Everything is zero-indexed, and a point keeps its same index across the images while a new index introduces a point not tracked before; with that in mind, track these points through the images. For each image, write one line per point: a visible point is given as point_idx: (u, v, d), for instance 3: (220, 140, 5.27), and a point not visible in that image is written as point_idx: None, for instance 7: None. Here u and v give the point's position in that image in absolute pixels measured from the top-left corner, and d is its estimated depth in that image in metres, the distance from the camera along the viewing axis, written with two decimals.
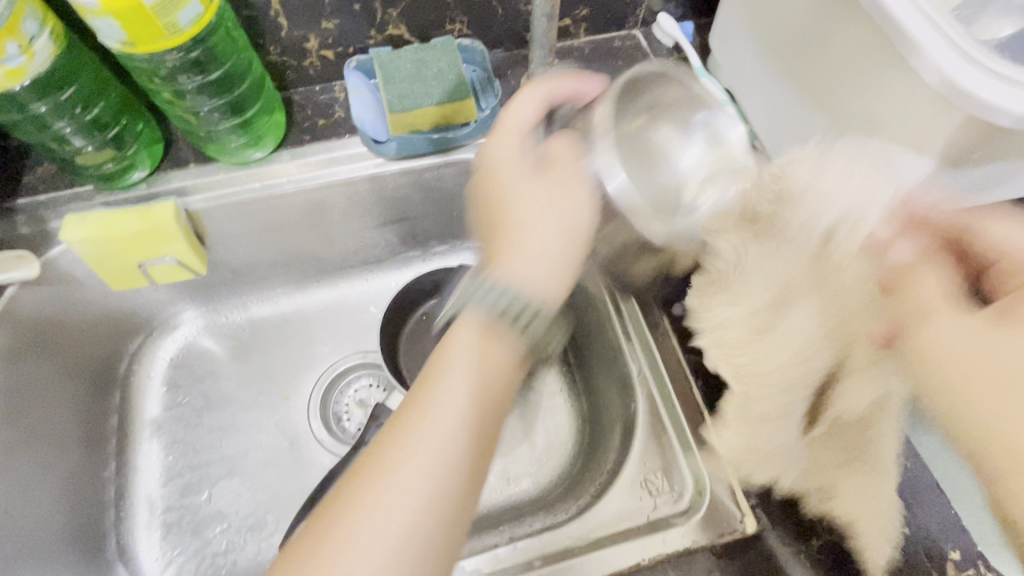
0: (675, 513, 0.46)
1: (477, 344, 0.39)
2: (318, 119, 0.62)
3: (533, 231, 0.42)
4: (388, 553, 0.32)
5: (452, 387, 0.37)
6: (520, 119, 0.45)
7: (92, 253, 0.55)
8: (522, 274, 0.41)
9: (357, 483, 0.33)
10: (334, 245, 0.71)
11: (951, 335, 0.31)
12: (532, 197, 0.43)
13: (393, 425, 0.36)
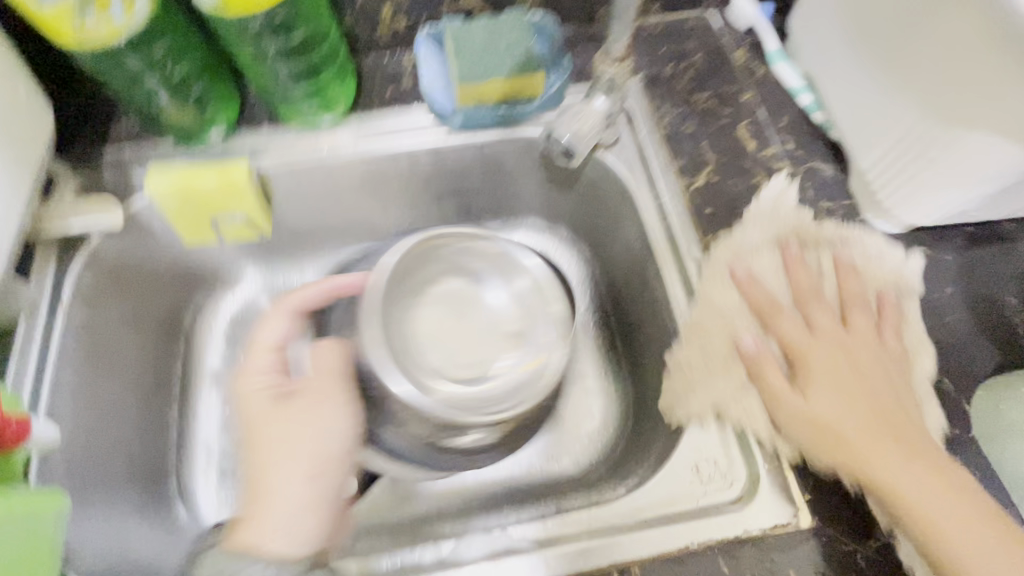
0: (726, 500, 0.45)
1: (270, 451, 0.48)
2: (386, 88, 0.63)
3: (282, 441, 0.49)
4: (293, 519, 0.46)
5: (286, 488, 0.47)
6: (264, 347, 0.54)
7: (171, 205, 0.57)
8: (256, 408, 0.51)
9: (271, 478, 0.47)
10: (391, 214, 0.72)
11: (735, 320, 0.51)
12: (259, 371, 0.53)
13: (274, 437, 0.49)
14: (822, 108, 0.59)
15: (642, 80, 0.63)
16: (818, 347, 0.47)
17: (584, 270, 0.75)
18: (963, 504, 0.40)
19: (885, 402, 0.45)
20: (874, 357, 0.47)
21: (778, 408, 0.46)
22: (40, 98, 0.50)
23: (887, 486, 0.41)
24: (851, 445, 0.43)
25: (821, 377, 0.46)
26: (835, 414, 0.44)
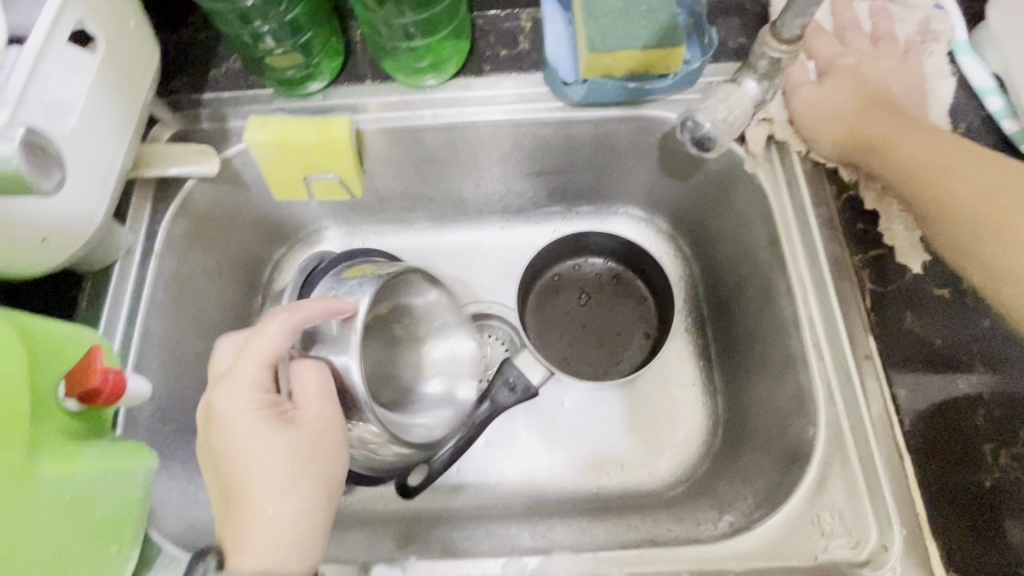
0: (851, 563, 0.40)
1: (239, 473, 0.39)
2: (499, 49, 0.57)
3: (259, 446, 0.39)
4: (283, 551, 0.37)
5: (269, 496, 0.38)
6: (245, 355, 0.41)
7: (265, 157, 0.54)
8: (226, 428, 0.40)
9: (252, 492, 0.38)
10: (483, 187, 0.67)
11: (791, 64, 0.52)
12: (227, 383, 0.40)
13: (252, 448, 0.39)
14: (1014, 116, 0.50)
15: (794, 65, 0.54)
16: (846, 70, 0.50)
17: (679, 269, 0.70)
18: (1015, 175, 0.41)
19: (888, 92, 0.50)
20: (896, 79, 0.51)
21: (801, 100, 0.51)
22: (148, 33, 0.47)
23: (935, 195, 0.43)
24: (866, 126, 0.48)
25: (843, 72, 0.50)
26: (851, 118, 0.49)
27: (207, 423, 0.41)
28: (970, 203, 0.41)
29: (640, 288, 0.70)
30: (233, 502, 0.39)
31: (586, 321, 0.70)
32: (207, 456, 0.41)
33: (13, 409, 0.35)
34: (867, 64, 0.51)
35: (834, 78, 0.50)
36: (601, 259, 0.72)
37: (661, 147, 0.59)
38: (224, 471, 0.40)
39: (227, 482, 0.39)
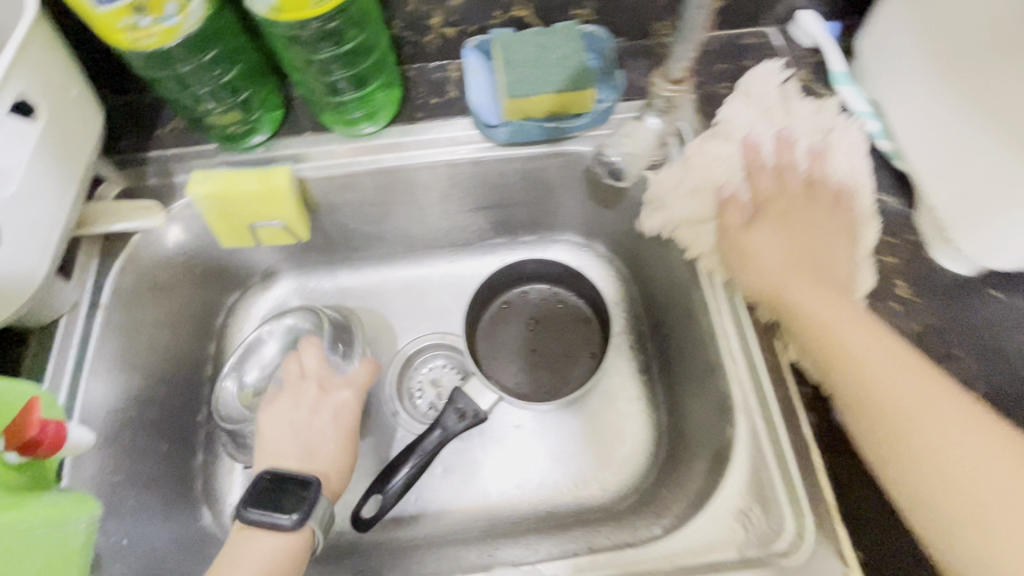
0: (769, 553, 0.43)
1: (326, 432, 0.55)
2: (430, 97, 0.62)
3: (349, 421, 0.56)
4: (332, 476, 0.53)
5: (333, 447, 0.54)
6: (359, 375, 0.59)
7: (210, 210, 0.57)
8: (339, 409, 0.56)
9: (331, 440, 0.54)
10: (427, 224, 0.71)
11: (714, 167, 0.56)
12: (351, 387, 0.58)
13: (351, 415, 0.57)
14: (888, 136, 0.55)
15: (697, 99, 0.60)
16: (779, 219, 0.52)
17: (620, 291, 0.74)
18: (941, 402, 0.37)
19: (821, 255, 0.50)
20: (831, 235, 0.51)
21: (733, 241, 0.53)
22: (89, 100, 0.50)
23: (854, 392, 0.41)
24: (786, 288, 0.48)
25: (775, 219, 0.52)
26: (777, 271, 0.49)
27: (322, 401, 0.56)
28: (892, 421, 0.38)
29: (584, 310, 0.74)
30: (316, 457, 0.53)
31: (535, 346, 0.73)
32: (305, 412, 0.56)
33: None
34: (804, 217, 0.52)
35: (771, 221, 0.52)
36: (546, 284, 0.75)
37: (587, 179, 0.64)
38: (316, 433, 0.54)
39: (316, 445, 0.54)
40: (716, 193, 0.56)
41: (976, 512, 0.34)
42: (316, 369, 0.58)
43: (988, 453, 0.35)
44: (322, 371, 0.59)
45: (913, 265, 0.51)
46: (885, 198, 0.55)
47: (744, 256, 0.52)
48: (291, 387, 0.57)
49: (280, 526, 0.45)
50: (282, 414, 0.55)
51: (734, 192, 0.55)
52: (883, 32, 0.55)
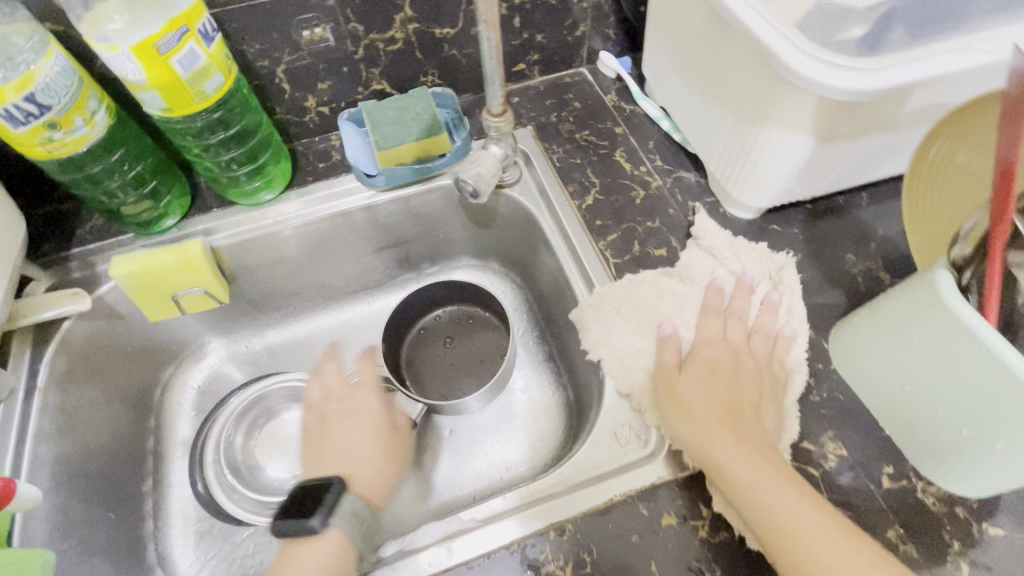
0: (641, 456, 0.52)
1: (339, 433, 0.60)
2: (318, 163, 0.74)
3: (360, 413, 0.62)
4: (362, 459, 0.57)
5: (350, 439, 0.59)
6: (365, 380, 0.65)
7: (134, 287, 0.65)
8: (360, 411, 0.62)
9: (344, 436, 0.60)
10: (338, 273, 0.81)
11: (651, 298, 0.60)
12: (369, 389, 0.65)
13: (364, 406, 0.63)
14: (678, 130, 0.72)
15: (533, 129, 0.76)
16: (704, 365, 0.52)
17: (517, 297, 0.85)
18: (852, 545, 0.40)
19: (740, 400, 0.49)
20: (754, 386, 0.51)
21: (667, 389, 0.52)
22: (11, 212, 0.58)
23: (783, 537, 0.41)
24: (710, 442, 0.47)
25: (704, 365, 0.52)
26: (708, 420, 0.48)
27: (346, 407, 0.63)
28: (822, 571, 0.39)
29: (490, 319, 0.84)
30: (346, 455, 0.58)
31: (454, 359, 0.83)
32: (322, 420, 0.63)
33: None
34: (741, 374, 0.51)
35: (699, 369, 0.52)
36: (454, 305, 0.86)
37: (463, 206, 0.77)
38: (342, 439, 0.59)
39: (345, 444, 0.59)
40: (658, 330, 0.57)
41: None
42: (336, 385, 0.66)
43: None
44: (342, 384, 0.66)
45: (715, 218, 0.66)
46: (686, 174, 0.70)
47: (671, 402, 0.51)
48: (317, 405, 0.64)
49: (309, 530, 0.45)
50: (312, 433, 0.62)
51: (673, 331, 0.57)
52: (651, 58, 0.72)
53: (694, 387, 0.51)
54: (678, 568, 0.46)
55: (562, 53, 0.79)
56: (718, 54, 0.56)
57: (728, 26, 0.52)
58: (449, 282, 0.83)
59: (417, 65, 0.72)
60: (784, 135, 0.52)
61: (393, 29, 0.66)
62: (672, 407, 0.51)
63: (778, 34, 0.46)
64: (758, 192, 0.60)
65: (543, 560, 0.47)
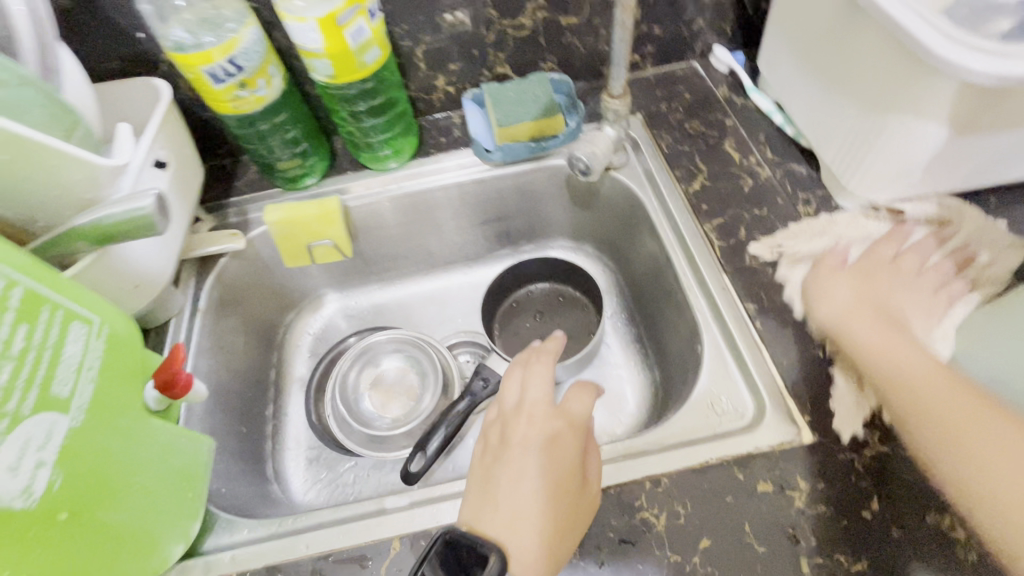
0: (738, 427, 0.53)
1: (522, 491, 0.45)
2: (440, 138, 0.81)
3: (540, 462, 0.46)
4: (530, 543, 0.43)
5: (537, 509, 0.44)
6: (578, 411, 0.51)
7: (280, 234, 0.74)
8: (546, 450, 0.47)
9: (529, 500, 0.45)
10: (444, 241, 0.88)
11: (828, 237, 0.61)
12: (564, 422, 0.50)
13: (528, 456, 0.47)
14: (791, 124, 0.72)
15: (643, 117, 0.79)
16: (869, 271, 0.53)
17: (609, 279, 0.88)
18: (945, 389, 0.42)
19: (897, 306, 0.50)
20: (919, 302, 0.51)
21: (811, 288, 0.55)
22: (196, 160, 0.69)
23: (899, 395, 0.44)
24: (853, 329, 0.50)
25: (858, 277, 0.53)
26: (854, 313, 0.50)
27: (524, 434, 0.49)
28: (923, 411, 0.41)
29: (581, 299, 0.88)
30: (528, 518, 0.44)
31: (543, 333, 0.87)
32: (498, 451, 0.49)
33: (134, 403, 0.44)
34: (902, 287, 0.52)
35: (857, 273, 0.53)
36: (547, 282, 0.90)
37: (568, 187, 0.81)
38: (513, 484, 0.46)
39: (523, 500, 0.45)
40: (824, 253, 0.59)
41: (976, 468, 0.37)
42: (542, 401, 0.51)
43: (1001, 440, 0.37)
44: (544, 402, 0.51)
45: (826, 210, 0.66)
46: (797, 167, 0.70)
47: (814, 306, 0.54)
48: (512, 417, 0.51)
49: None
50: (504, 467, 0.47)
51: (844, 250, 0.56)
52: (769, 54, 0.73)
53: (823, 291, 0.54)
54: (775, 533, 0.47)
55: (676, 47, 0.81)
56: (849, 44, 0.57)
57: (865, 16, 0.53)
58: (547, 259, 0.87)
59: (539, 51, 0.77)
60: (915, 122, 0.52)
61: (523, 16, 0.72)
62: (818, 300, 0.54)
63: (922, 19, 0.47)
64: (878, 185, 0.60)
65: (638, 506, 0.49)
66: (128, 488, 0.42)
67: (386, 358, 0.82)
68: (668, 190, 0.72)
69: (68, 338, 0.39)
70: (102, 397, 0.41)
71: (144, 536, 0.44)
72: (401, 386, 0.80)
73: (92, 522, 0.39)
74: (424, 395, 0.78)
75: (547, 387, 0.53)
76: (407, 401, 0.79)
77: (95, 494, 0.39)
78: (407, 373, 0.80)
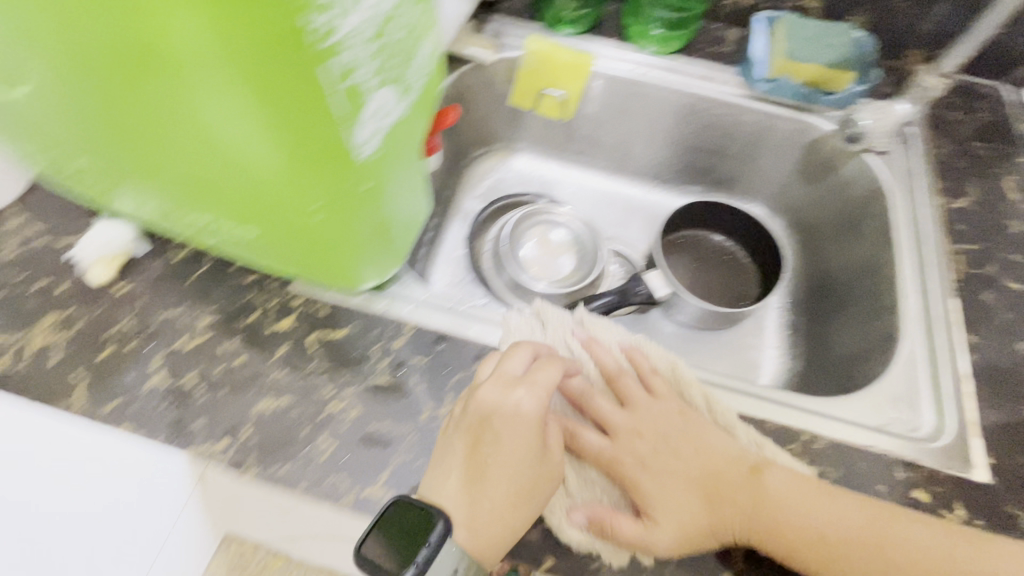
0: (911, 435, 0.52)
1: (489, 462, 0.46)
2: (708, 47, 0.78)
3: (502, 438, 0.46)
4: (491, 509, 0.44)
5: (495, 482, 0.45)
6: (544, 378, 0.48)
7: (529, 65, 0.76)
8: (510, 422, 0.46)
9: (478, 468, 0.46)
10: (651, 150, 0.86)
11: None
12: (526, 387, 0.47)
13: (488, 426, 0.46)
14: None
15: (925, 117, 0.72)
16: (632, 422, 0.51)
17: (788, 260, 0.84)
18: (826, 502, 0.46)
19: (710, 469, 0.48)
20: (676, 416, 0.51)
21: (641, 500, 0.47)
22: None
23: (772, 535, 0.45)
24: (680, 505, 0.47)
25: (647, 466, 0.49)
26: (688, 510, 0.46)
27: (487, 404, 0.47)
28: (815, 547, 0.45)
29: (749, 267, 0.85)
30: (484, 491, 0.45)
31: (699, 279, 0.85)
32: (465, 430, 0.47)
33: (421, 128, 0.47)
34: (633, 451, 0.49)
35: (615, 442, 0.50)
36: (722, 236, 0.88)
37: (807, 150, 0.76)
38: (479, 456, 0.46)
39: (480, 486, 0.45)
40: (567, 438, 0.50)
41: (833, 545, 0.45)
42: (507, 369, 0.48)
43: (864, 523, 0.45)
44: (505, 370, 0.48)
45: None
46: None
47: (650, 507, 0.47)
48: (473, 392, 0.48)
49: None
50: (461, 442, 0.46)
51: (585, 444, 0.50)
52: None
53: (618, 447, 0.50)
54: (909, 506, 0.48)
55: (997, 61, 0.73)
56: None
57: None
58: (739, 214, 0.84)
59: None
60: None
61: None
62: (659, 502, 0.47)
63: None
64: None
65: (788, 449, 0.51)
66: (394, 197, 0.48)
67: (550, 225, 0.83)
68: (922, 196, 0.67)
69: (425, 37, 0.41)
70: (418, 104, 0.44)
71: (360, 245, 0.48)
72: (551, 257, 0.81)
73: (354, 203, 0.42)
74: (567, 277, 0.80)
75: (524, 357, 0.50)
76: (552, 274, 0.80)
77: (383, 184, 0.44)
78: (563, 251, 0.82)
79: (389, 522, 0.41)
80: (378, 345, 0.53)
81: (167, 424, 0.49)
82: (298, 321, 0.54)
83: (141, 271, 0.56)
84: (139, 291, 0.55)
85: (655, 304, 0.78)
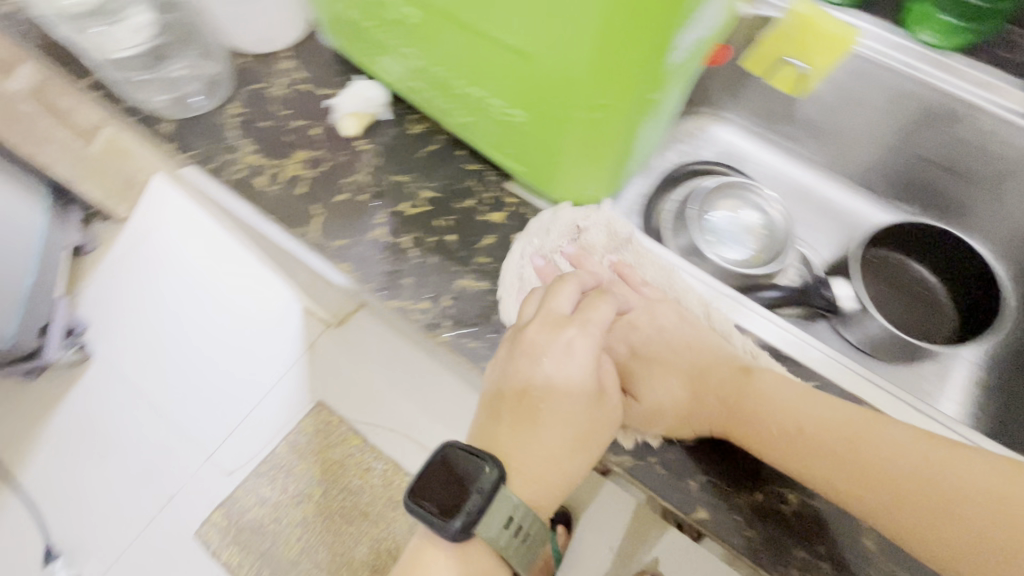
0: None
1: (541, 411, 0.46)
2: (997, 53, 0.68)
3: (557, 386, 0.47)
4: (546, 458, 0.46)
5: (550, 432, 0.46)
6: (596, 317, 0.49)
7: (782, 28, 0.69)
8: (560, 363, 0.47)
9: (530, 420, 0.47)
10: (874, 152, 0.78)
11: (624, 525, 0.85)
12: (578, 327, 0.48)
13: (539, 372, 0.47)
14: None
15: None
16: (636, 324, 0.54)
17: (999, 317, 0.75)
18: (842, 416, 0.45)
19: (707, 371, 0.50)
20: (672, 319, 0.54)
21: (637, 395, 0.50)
22: None
23: (789, 450, 0.44)
24: (686, 407, 0.48)
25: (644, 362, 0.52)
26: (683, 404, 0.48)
27: (534, 343, 0.47)
28: (849, 475, 0.42)
29: (948, 308, 0.76)
30: (537, 440, 0.46)
31: (887, 304, 0.77)
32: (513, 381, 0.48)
33: (691, 77, 0.47)
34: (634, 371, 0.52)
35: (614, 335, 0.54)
36: (926, 268, 0.78)
37: None
38: (533, 408, 0.47)
39: (534, 439, 0.46)
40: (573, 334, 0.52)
41: (866, 468, 0.42)
42: (556, 307, 0.49)
43: (885, 437, 0.43)
44: (554, 310, 0.49)
45: None
46: None
47: (634, 400, 0.49)
48: (516, 334, 0.49)
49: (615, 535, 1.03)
50: (513, 383, 0.48)
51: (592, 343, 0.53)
52: None
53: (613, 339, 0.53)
54: None
55: None
56: None
57: None
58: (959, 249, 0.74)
59: None
60: None
61: None
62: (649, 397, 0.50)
63: None
64: None
65: None
66: (643, 133, 0.48)
67: (742, 205, 0.78)
68: None
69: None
70: (705, 50, 0.44)
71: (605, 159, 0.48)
72: (734, 236, 0.76)
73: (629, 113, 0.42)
74: (744, 261, 0.75)
75: (567, 294, 0.50)
76: (731, 253, 0.75)
77: (647, 117, 0.45)
78: (748, 234, 0.76)
79: (441, 481, 0.44)
80: (566, 255, 0.55)
81: (380, 269, 0.54)
82: (506, 218, 0.56)
83: (381, 135, 0.60)
84: (376, 150, 0.60)
85: (839, 317, 0.72)
